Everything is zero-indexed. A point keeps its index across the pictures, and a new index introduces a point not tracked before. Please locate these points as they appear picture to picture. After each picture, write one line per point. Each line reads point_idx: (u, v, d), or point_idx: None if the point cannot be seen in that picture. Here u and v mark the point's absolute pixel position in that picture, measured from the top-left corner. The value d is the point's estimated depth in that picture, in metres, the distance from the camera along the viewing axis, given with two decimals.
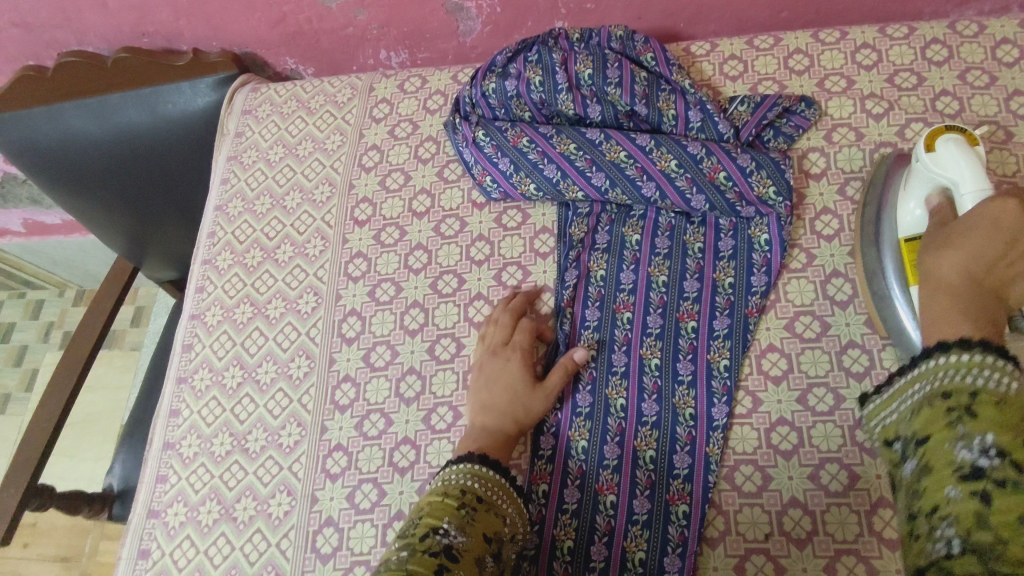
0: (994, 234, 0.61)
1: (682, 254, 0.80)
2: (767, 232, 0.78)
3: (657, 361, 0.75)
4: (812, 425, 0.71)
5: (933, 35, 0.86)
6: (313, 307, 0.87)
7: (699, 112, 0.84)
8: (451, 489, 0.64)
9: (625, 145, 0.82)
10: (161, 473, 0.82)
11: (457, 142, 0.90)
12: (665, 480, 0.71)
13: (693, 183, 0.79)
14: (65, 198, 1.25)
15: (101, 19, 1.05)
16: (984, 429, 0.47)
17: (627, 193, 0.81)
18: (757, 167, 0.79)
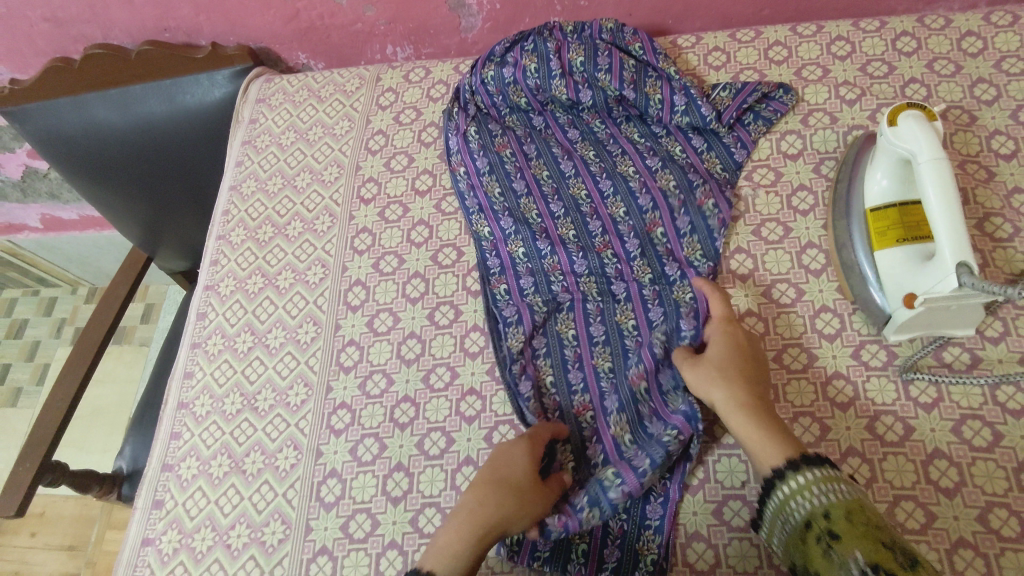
0: (735, 359, 0.72)
1: (613, 315, 0.82)
2: (693, 291, 0.81)
3: (609, 365, 0.79)
4: (786, 381, 0.76)
5: (902, 28, 0.92)
6: (321, 278, 0.92)
7: (656, 160, 0.89)
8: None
9: (588, 183, 0.90)
10: (175, 430, 0.86)
11: (450, 129, 0.96)
12: (633, 410, 0.76)
13: (634, 230, 0.86)
14: (87, 187, 1.32)
15: (127, 13, 1.12)
16: (852, 547, 0.53)
17: (576, 226, 0.88)
18: (692, 230, 0.84)
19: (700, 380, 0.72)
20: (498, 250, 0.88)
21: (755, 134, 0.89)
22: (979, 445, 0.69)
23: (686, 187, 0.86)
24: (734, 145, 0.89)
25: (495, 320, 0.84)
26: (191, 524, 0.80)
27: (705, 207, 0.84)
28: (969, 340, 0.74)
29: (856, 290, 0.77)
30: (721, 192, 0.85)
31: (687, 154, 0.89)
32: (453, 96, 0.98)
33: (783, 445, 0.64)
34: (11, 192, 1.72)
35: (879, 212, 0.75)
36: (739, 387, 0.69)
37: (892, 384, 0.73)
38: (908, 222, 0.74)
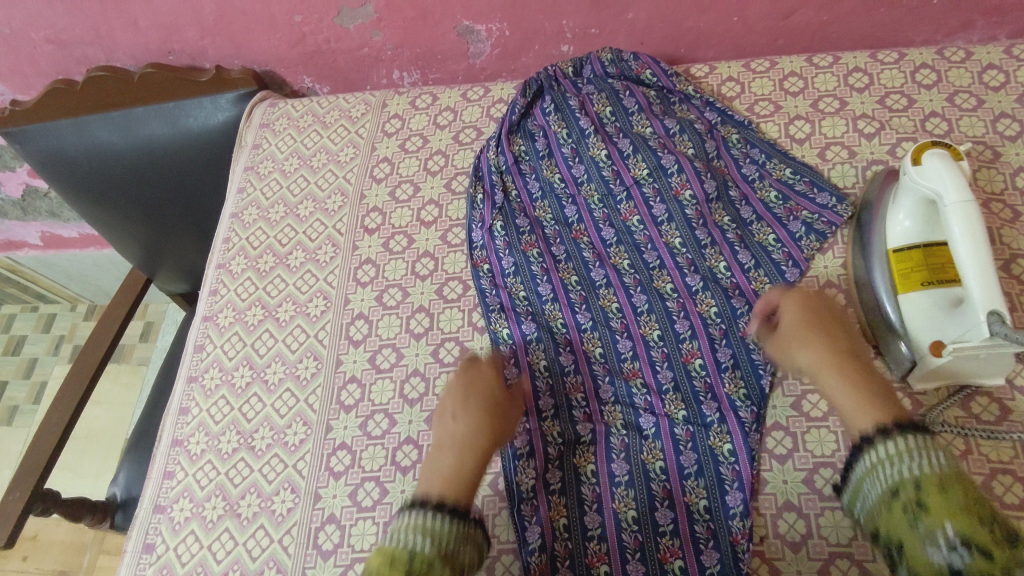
0: (810, 318, 0.70)
1: (638, 453, 0.74)
2: (730, 441, 0.73)
3: (633, 513, 0.71)
4: (805, 430, 0.73)
5: (922, 60, 0.90)
6: (322, 310, 0.90)
7: (697, 278, 0.82)
8: (396, 553, 0.59)
9: (619, 296, 0.83)
10: (169, 469, 0.83)
11: (474, 220, 0.91)
12: (652, 539, 0.70)
13: (668, 358, 0.78)
14: (86, 208, 1.30)
15: (131, 36, 1.10)
16: (943, 521, 0.52)
17: (604, 343, 0.80)
18: (734, 364, 0.77)
19: (791, 345, 0.71)
20: (517, 359, 0.81)
21: (807, 250, 0.81)
22: (1009, 502, 0.65)
23: (730, 315, 0.79)
24: (785, 262, 0.81)
25: (505, 447, 0.75)
26: (182, 571, 0.76)
27: (749, 337, 0.77)
28: (997, 389, 0.71)
29: (880, 335, 0.74)
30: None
31: (731, 270, 0.81)
32: (473, 173, 0.94)
33: (879, 409, 0.61)
34: (11, 210, 1.70)
35: (902, 253, 0.72)
36: (828, 376, 0.67)
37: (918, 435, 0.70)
38: (933, 264, 0.70)
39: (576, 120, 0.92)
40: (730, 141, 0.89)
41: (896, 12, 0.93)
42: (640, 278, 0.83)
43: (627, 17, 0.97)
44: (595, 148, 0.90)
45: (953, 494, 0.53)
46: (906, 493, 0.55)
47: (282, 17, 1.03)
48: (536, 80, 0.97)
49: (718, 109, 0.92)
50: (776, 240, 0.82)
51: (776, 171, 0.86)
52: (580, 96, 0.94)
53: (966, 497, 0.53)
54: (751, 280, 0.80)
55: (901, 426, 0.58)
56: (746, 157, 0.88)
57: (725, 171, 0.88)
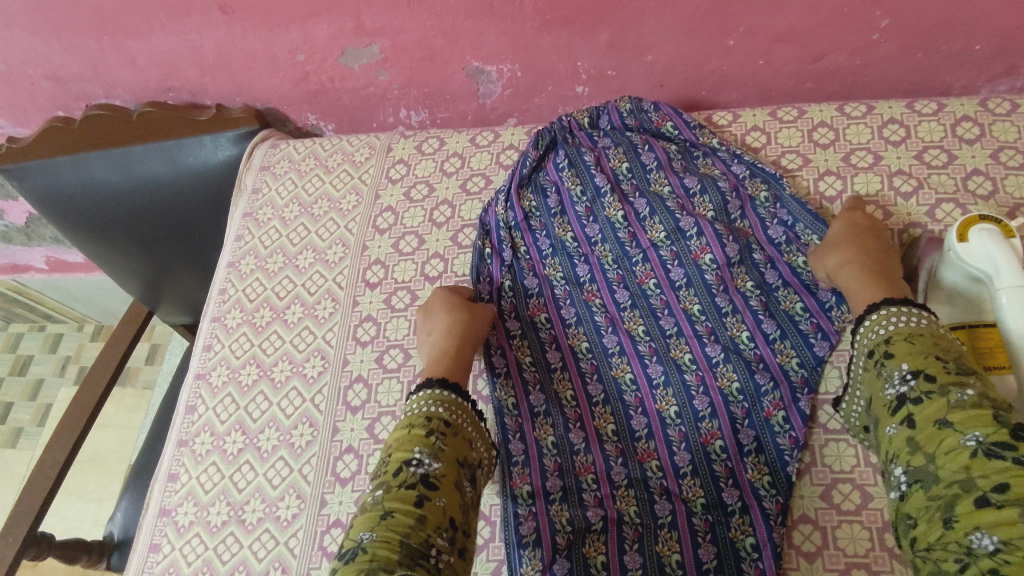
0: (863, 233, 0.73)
1: (653, 544, 0.69)
2: (753, 534, 0.68)
3: None
4: (836, 525, 0.67)
5: (963, 112, 0.83)
6: (319, 372, 0.85)
7: (717, 348, 0.76)
8: (419, 418, 0.65)
9: (634, 366, 0.78)
10: (155, 541, 0.79)
11: (481, 274, 0.87)
12: None
13: (686, 438, 0.74)
14: (86, 243, 1.26)
15: (130, 73, 1.06)
16: (902, 362, 0.59)
17: (617, 419, 0.76)
18: (758, 447, 0.72)
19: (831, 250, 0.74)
20: (523, 433, 0.75)
21: (838, 322, 0.74)
22: None
23: (753, 392, 0.73)
24: (812, 334, 0.74)
25: (510, 535, 0.70)
26: None
27: (773, 419, 0.72)
28: None
29: None
30: (794, 402, 0.72)
31: (754, 340, 0.75)
32: (480, 226, 0.89)
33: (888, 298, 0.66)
34: (15, 236, 1.68)
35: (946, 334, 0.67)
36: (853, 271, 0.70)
37: None
38: (980, 348, 0.63)
39: (591, 176, 0.87)
40: (758, 200, 0.82)
41: (935, 58, 0.86)
42: (655, 348, 0.78)
43: (646, 59, 0.92)
44: (611, 208, 0.85)
45: (915, 346, 0.60)
46: (880, 347, 0.62)
47: (284, 56, 0.99)
48: (550, 131, 0.92)
49: (746, 162, 0.85)
50: (802, 309, 0.76)
51: (807, 234, 0.78)
52: (595, 151, 0.89)
53: (928, 352, 0.59)
54: (775, 352, 0.74)
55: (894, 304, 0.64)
56: (776, 217, 0.81)
57: (749, 233, 0.81)
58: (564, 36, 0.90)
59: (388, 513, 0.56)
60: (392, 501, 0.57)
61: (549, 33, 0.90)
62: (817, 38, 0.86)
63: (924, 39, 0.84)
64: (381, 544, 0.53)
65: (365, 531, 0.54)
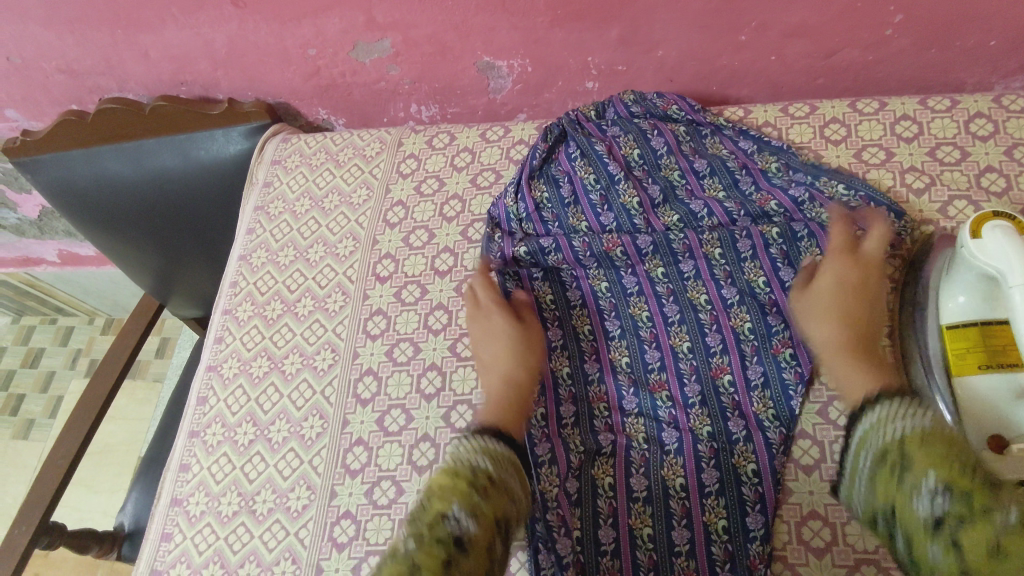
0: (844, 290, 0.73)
1: (659, 469, 0.72)
2: (755, 461, 0.70)
3: (649, 531, 0.69)
4: (846, 521, 0.67)
5: (977, 109, 0.83)
6: (329, 364, 0.86)
7: (732, 290, 0.78)
8: (463, 470, 0.62)
9: (650, 304, 0.80)
10: (167, 530, 0.80)
11: (492, 250, 0.87)
12: (667, 559, 0.68)
13: (697, 371, 0.76)
14: (99, 235, 1.27)
15: (142, 67, 1.06)
16: (926, 471, 0.55)
17: (631, 352, 0.79)
18: (764, 382, 0.74)
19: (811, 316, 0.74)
20: (540, 364, 0.80)
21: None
22: None
23: (764, 332, 0.76)
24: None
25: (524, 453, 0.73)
26: None
27: (781, 355, 0.74)
28: None
29: None
30: (803, 341, 0.74)
31: (770, 285, 0.78)
32: (491, 220, 0.89)
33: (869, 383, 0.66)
34: (28, 229, 1.69)
35: (958, 331, 0.66)
36: (835, 328, 0.71)
37: None
38: (992, 347, 0.64)
39: (604, 164, 0.86)
40: (770, 172, 0.83)
41: (949, 54, 0.86)
42: (673, 292, 0.80)
43: (657, 54, 0.92)
44: (626, 195, 0.85)
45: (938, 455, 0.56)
46: (896, 444, 0.59)
47: (295, 51, 1.00)
48: (559, 124, 0.92)
49: (753, 137, 0.87)
50: (822, 261, 0.77)
51: (829, 189, 0.79)
52: (606, 141, 0.89)
53: (948, 454, 0.56)
54: (791, 300, 0.77)
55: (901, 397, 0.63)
56: (792, 182, 0.81)
57: (770, 200, 0.81)
58: (576, 31, 0.90)
59: (415, 569, 0.53)
60: (423, 557, 0.54)
61: (560, 29, 0.90)
62: (830, 33, 0.85)
63: (937, 35, 0.84)
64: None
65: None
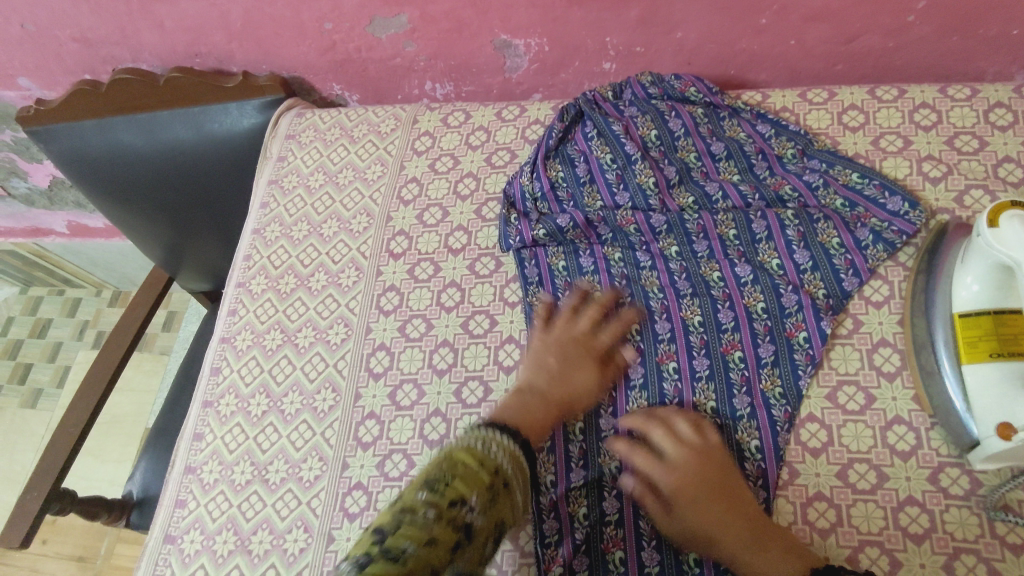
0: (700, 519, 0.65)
1: None
2: (758, 438, 0.71)
3: None
4: (851, 503, 0.67)
5: (997, 98, 0.83)
6: (342, 338, 0.86)
7: (746, 269, 0.79)
8: (487, 459, 0.59)
9: (662, 277, 0.81)
10: (181, 497, 0.81)
11: (509, 234, 0.86)
12: None
13: (706, 346, 0.76)
14: (111, 207, 1.28)
15: (157, 37, 1.06)
16: None
17: (641, 320, 0.78)
18: (774, 361, 0.74)
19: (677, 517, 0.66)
20: None
21: (872, 261, 0.76)
22: None
23: (777, 313, 0.76)
24: (845, 269, 0.76)
25: None
26: None
27: (794, 339, 0.74)
28: None
29: (936, 403, 0.68)
30: (816, 321, 0.74)
31: (784, 266, 0.78)
32: (507, 200, 0.90)
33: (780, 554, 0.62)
34: (39, 200, 1.69)
35: (970, 321, 0.66)
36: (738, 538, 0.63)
37: (975, 518, 0.64)
38: (1003, 335, 0.64)
39: (621, 144, 0.86)
40: (785, 158, 0.84)
41: (970, 42, 0.85)
42: (685, 268, 0.81)
43: (676, 36, 0.91)
44: (642, 175, 0.85)
45: None
46: None
47: (311, 24, 0.99)
48: (574, 104, 0.92)
49: (770, 121, 0.88)
50: (839, 244, 0.77)
51: (842, 176, 0.81)
52: (623, 120, 0.89)
53: None
54: (804, 284, 0.77)
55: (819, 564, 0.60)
56: (806, 169, 0.83)
57: (784, 184, 0.83)
58: (595, 10, 0.90)
59: (432, 541, 0.50)
60: (438, 527, 0.52)
61: (579, 7, 0.89)
62: (852, 18, 0.85)
63: (961, 22, 0.83)
64: (418, 561, 0.49)
65: (411, 542, 0.50)
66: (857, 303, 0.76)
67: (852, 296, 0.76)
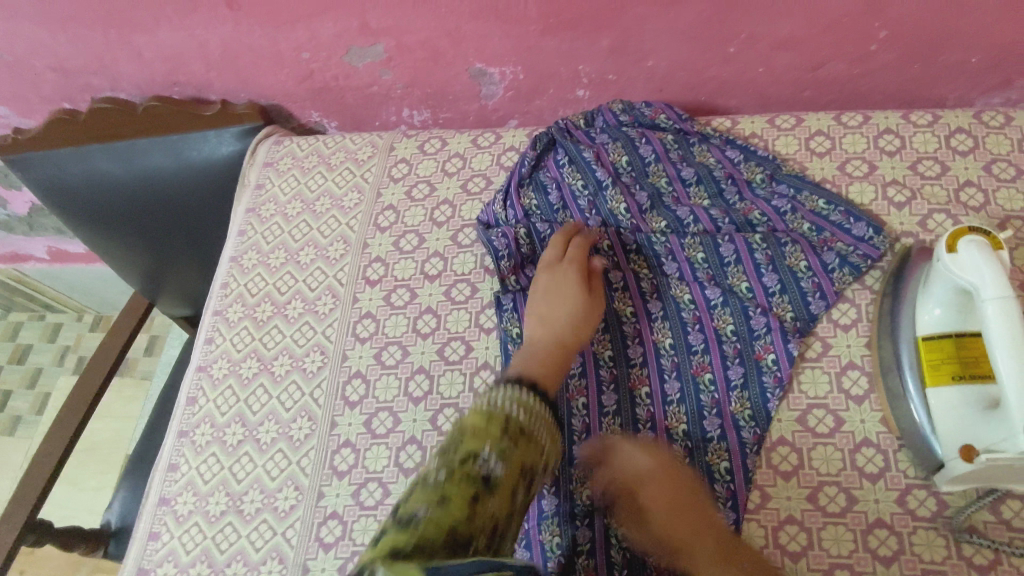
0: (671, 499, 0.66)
1: None
2: (728, 459, 0.72)
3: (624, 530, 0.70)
4: (822, 526, 0.68)
5: (958, 124, 0.85)
6: (318, 366, 0.87)
7: (717, 292, 0.80)
8: (498, 412, 0.55)
9: (634, 301, 0.82)
10: (155, 529, 0.81)
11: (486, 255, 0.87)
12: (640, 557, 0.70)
13: (678, 368, 0.77)
14: (89, 234, 1.27)
15: (135, 67, 1.06)
16: None
17: (613, 345, 0.80)
18: (744, 383, 0.75)
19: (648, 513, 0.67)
20: None
21: (839, 283, 0.78)
22: None
23: (746, 336, 0.77)
24: (812, 293, 0.78)
25: None
26: None
27: (764, 362, 0.76)
28: None
29: (902, 425, 0.69)
30: (784, 344, 0.75)
31: (753, 290, 0.80)
32: (482, 225, 0.90)
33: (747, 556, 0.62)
34: (18, 226, 1.68)
35: (933, 344, 0.67)
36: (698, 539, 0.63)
37: (943, 540, 0.65)
38: (965, 357, 0.66)
39: (592, 171, 0.88)
40: (755, 182, 0.86)
41: (931, 69, 0.88)
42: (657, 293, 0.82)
43: (647, 64, 0.93)
44: (614, 202, 0.86)
45: None
46: None
47: (289, 54, 1.00)
48: (547, 132, 0.93)
49: (739, 147, 0.89)
50: (807, 268, 0.79)
51: (809, 202, 0.83)
52: (594, 147, 0.90)
53: None
54: (773, 308, 0.78)
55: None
56: (774, 194, 0.85)
57: (753, 209, 0.84)
58: (567, 40, 0.91)
59: (445, 499, 0.47)
60: (451, 485, 0.48)
61: (552, 37, 0.91)
62: (817, 46, 0.87)
63: (921, 51, 0.85)
64: (432, 524, 0.45)
65: (424, 506, 0.46)
66: (825, 327, 0.77)
67: (819, 319, 0.78)
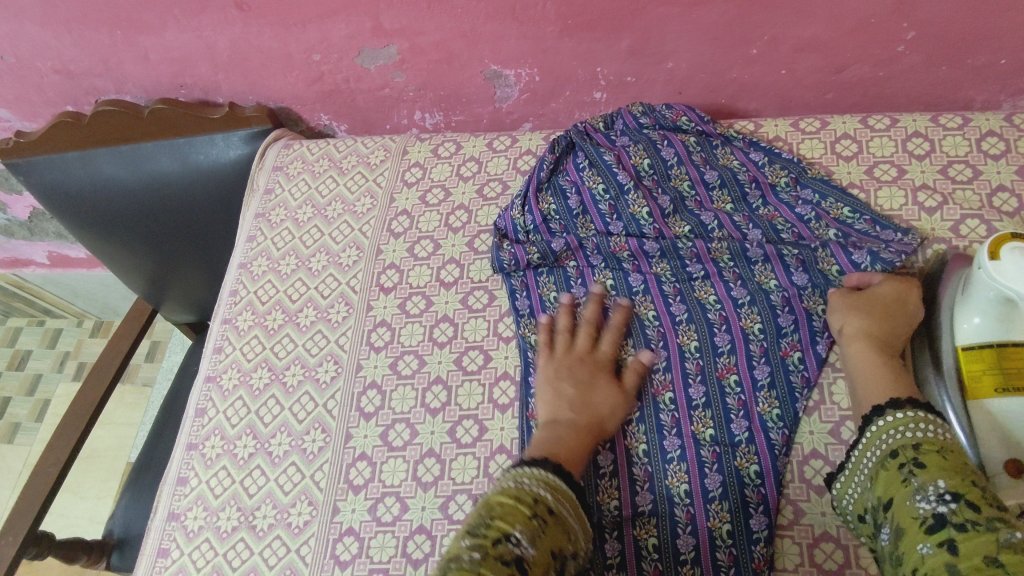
0: (890, 314, 0.71)
1: (662, 479, 0.71)
2: (758, 463, 0.70)
3: (654, 541, 0.68)
4: (858, 545, 0.66)
5: (989, 127, 0.83)
6: (332, 376, 0.84)
7: (742, 291, 0.78)
8: (525, 494, 0.58)
9: (656, 303, 0.80)
10: (164, 546, 0.78)
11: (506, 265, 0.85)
12: (672, 568, 0.67)
13: (701, 371, 0.75)
14: (91, 240, 1.25)
15: (141, 69, 1.04)
16: (935, 477, 0.54)
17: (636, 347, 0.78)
18: (770, 382, 0.73)
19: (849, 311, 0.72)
20: None
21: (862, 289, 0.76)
22: None
23: (772, 334, 0.75)
24: None
25: None
26: None
27: (788, 359, 0.74)
28: None
29: None
30: (813, 344, 0.75)
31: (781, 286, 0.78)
32: (497, 233, 0.88)
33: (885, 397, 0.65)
34: (18, 231, 1.66)
35: (974, 355, 0.65)
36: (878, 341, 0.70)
37: None
38: (1006, 368, 0.64)
39: (613, 174, 0.86)
40: (779, 187, 0.83)
41: (959, 72, 0.86)
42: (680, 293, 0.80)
43: (667, 66, 0.91)
44: (635, 205, 0.84)
45: (948, 460, 0.55)
46: (907, 453, 0.58)
47: (299, 56, 0.98)
48: (566, 135, 0.92)
49: (763, 150, 0.87)
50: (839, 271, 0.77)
51: (833, 210, 0.80)
52: (615, 150, 0.88)
53: (965, 473, 0.54)
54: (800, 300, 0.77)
55: (913, 404, 0.61)
56: (798, 199, 0.82)
57: (777, 216, 0.82)
58: (585, 42, 0.89)
59: None
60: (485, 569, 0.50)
61: (570, 38, 0.89)
62: (842, 48, 0.85)
63: (949, 53, 0.83)
64: None
65: None
66: None
67: None
